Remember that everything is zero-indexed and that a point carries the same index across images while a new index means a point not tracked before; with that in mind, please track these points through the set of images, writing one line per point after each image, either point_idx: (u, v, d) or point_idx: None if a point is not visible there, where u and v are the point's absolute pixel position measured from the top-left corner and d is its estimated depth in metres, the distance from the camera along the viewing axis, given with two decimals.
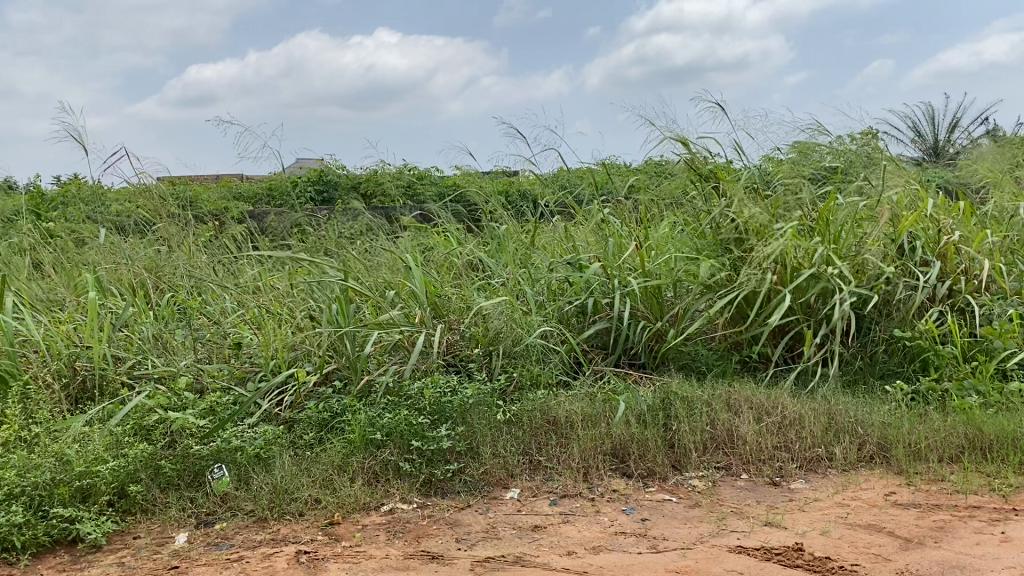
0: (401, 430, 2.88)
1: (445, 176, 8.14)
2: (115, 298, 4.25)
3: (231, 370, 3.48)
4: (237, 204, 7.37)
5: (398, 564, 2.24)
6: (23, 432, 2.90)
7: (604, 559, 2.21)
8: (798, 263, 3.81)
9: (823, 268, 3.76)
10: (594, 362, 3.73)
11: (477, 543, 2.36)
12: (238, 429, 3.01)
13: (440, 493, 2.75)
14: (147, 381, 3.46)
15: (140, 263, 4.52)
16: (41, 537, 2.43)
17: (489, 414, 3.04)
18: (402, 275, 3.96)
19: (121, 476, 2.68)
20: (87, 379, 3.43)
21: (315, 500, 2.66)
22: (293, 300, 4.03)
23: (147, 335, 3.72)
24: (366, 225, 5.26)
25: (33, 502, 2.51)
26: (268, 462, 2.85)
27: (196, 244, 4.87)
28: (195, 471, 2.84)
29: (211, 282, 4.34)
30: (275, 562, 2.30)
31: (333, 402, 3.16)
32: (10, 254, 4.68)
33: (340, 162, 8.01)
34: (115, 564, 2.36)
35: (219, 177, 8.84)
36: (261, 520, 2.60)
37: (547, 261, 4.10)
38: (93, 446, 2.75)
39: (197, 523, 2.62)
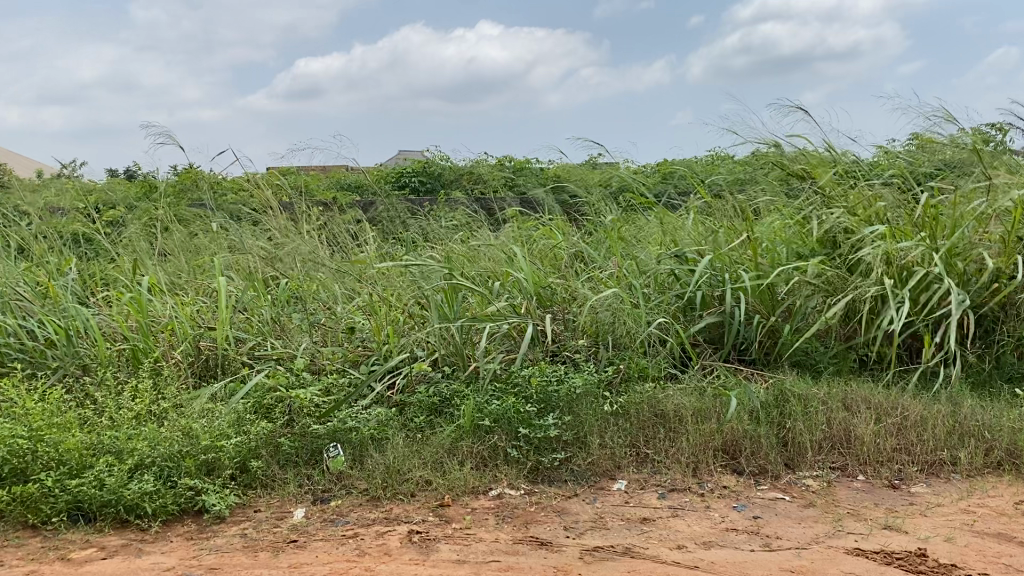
0: (509, 417, 2.91)
1: (545, 167, 8.15)
2: (235, 282, 4.45)
3: (345, 353, 3.61)
4: (345, 195, 7.59)
5: (507, 548, 2.28)
6: (153, 405, 3.08)
7: (715, 555, 2.18)
8: (909, 261, 3.64)
9: (930, 264, 3.62)
10: (702, 356, 3.66)
11: (586, 532, 2.37)
12: (353, 410, 3.11)
13: (548, 481, 2.76)
14: (267, 362, 3.62)
15: (258, 250, 4.72)
16: (170, 506, 2.59)
17: (597, 404, 3.03)
18: (508, 264, 3.99)
19: (244, 451, 2.83)
20: (211, 357, 3.62)
21: (425, 482, 2.72)
22: (400, 285, 4.12)
23: (266, 317, 3.89)
24: (470, 218, 5.36)
25: (163, 472, 2.68)
26: (381, 443, 2.95)
27: (309, 230, 5.06)
28: (313, 449, 2.96)
29: (324, 270, 4.50)
30: (388, 541, 2.37)
31: (442, 387, 3.24)
32: (140, 241, 4.97)
33: (442, 154, 8.16)
34: (238, 535, 2.48)
35: (327, 168, 9.15)
36: (374, 499, 2.68)
37: (653, 252, 4.06)
38: (218, 422, 2.90)
39: (314, 498, 2.72)
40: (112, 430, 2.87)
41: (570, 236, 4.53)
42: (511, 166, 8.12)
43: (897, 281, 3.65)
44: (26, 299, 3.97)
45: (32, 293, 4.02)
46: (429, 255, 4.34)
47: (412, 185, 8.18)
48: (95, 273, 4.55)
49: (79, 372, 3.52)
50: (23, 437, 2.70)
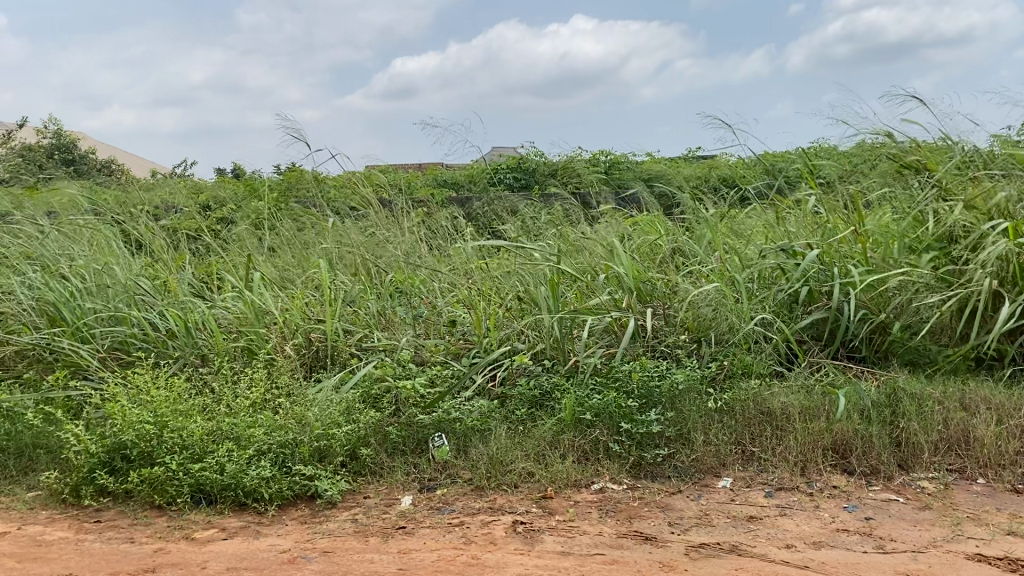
0: (610, 411, 2.91)
1: (641, 162, 8.06)
2: (339, 276, 4.59)
3: (447, 346, 3.68)
4: (441, 191, 7.70)
5: (612, 542, 2.29)
6: (268, 394, 3.23)
7: (826, 556, 2.14)
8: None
9: None
10: (810, 353, 3.58)
11: (691, 528, 2.36)
12: (456, 401, 3.17)
13: (650, 477, 2.76)
14: (374, 354, 3.74)
15: (361, 244, 4.84)
16: (285, 491, 2.71)
17: (700, 401, 2.99)
18: (607, 259, 3.99)
19: (354, 439, 2.94)
20: (321, 348, 3.76)
21: (528, 474, 2.76)
22: (499, 279, 4.17)
23: (372, 311, 4.02)
24: (567, 214, 5.36)
25: (279, 459, 2.81)
26: (484, 434, 3.00)
27: (409, 225, 5.17)
28: (418, 439, 3.04)
29: (424, 265, 4.59)
30: (494, 530, 2.41)
31: (543, 380, 3.27)
32: (250, 239, 5.17)
33: (537, 149, 8.16)
34: (349, 520, 2.58)
35: (423, 165, 9.29)
36: (479, 488, 2.73)
37: (758, 246, 3.97)
38: (329, 410, 3.02)
39: (421, 486, 2.80)
40: (231, 417, 3.02)
41: (669, 229, 4.48)
42: (606, 161, 8.06)
43: (1018, 279, 3.44)
44: (148, 291, 4.21)
45: (154, 286, 4.25)
46: (529, 250, 4.37)
47: (507, 181, 8.22)
48: (210, 268, 4.78)
49: (198, 362, 3.71)
50: (150, 422, 2.87)
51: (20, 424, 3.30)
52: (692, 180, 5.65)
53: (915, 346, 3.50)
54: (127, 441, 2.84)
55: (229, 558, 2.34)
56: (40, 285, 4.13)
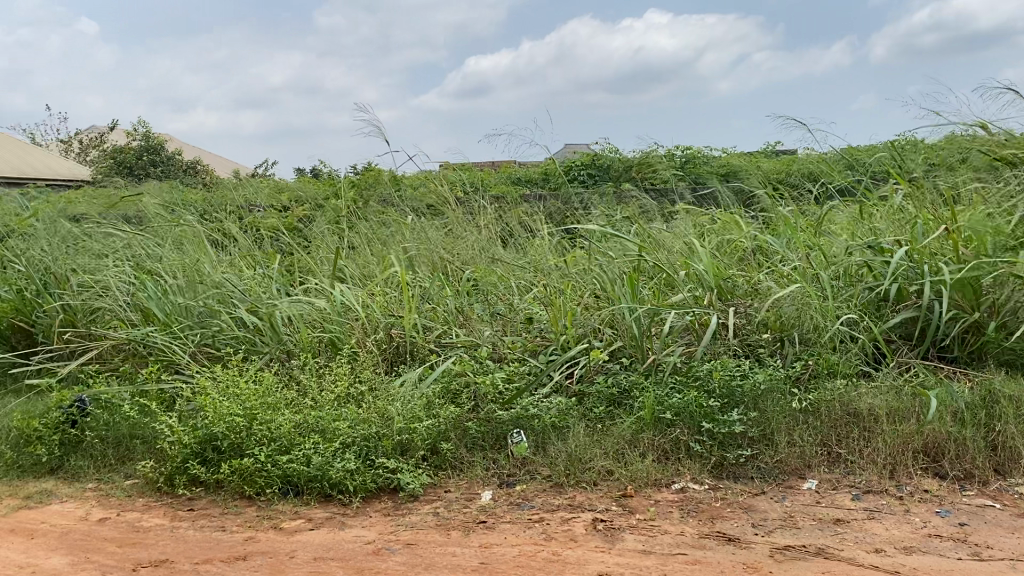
0: (691, 411, 2.88)
1: (717, 156, 7.93)
2: (417, 274, 4.66)
3: (524, 343, 3.70)
4: (515, 189, 7.73)
5: (694, 542, 2.27)
6: (351, 388, 3.31)
7: (918, 561, 2.08)
8: None
9: None
10: (898, 353, 3.48)
11: (776, 530, 2.32)
12: (534, 398, 3.19)
13: (733, 478, 2.73)
14: (453, 350, 3.80)
15: (438, 241, 4.90)
16: (368, 483, 2.78)
17: (784, 400, 2.92)
18: (686, 256, 3.95)
19: (435, 433, 2.98)
20: (401, 344, 3.83)
21: (607, 472, 2.76)
22: (576, 276, 4.16)
23: (450, 308, 4.07)
24: (643, 212, 5.33)
25: (363, 451, 2.88)
26: (563, 431, 3.01)
27: (484, 222, 5.21)
28: (497, 434, 3.07)
29: (500, 262, 4.62)
30: (574, 527, 2.42)
31: (622, 378, 3.26)
32: (331, 237, 5.29)
33: (611, 146, 8.11)
34: (431, 513, 2.62)
35: (496, 163, 9.32)
36: (558, 485, 2.74)
37: (842, 243, 3.87)
38: (410, 405, 3.06)
39: (501, 482, 2.83)
40: (316, 410, 3.10)
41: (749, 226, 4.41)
42: (681, 156, 7.96)
43: None
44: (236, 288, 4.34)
45: (240, 282, 4.38)
46: (606, 247, 4.36)
47: (580, 178, 8.19)
48: (293, 266, 4.90)
49: (284, 357, 3.82)
50: (240, 415, 2.97)
51: (117, 415, 3.45)
52: (771, 176, 5.54)
53: (1012, 347, 3.34)
54: (218, 433, 2.94)
55: (316, 548, 2.41)
56: (135, 282, 4.31)
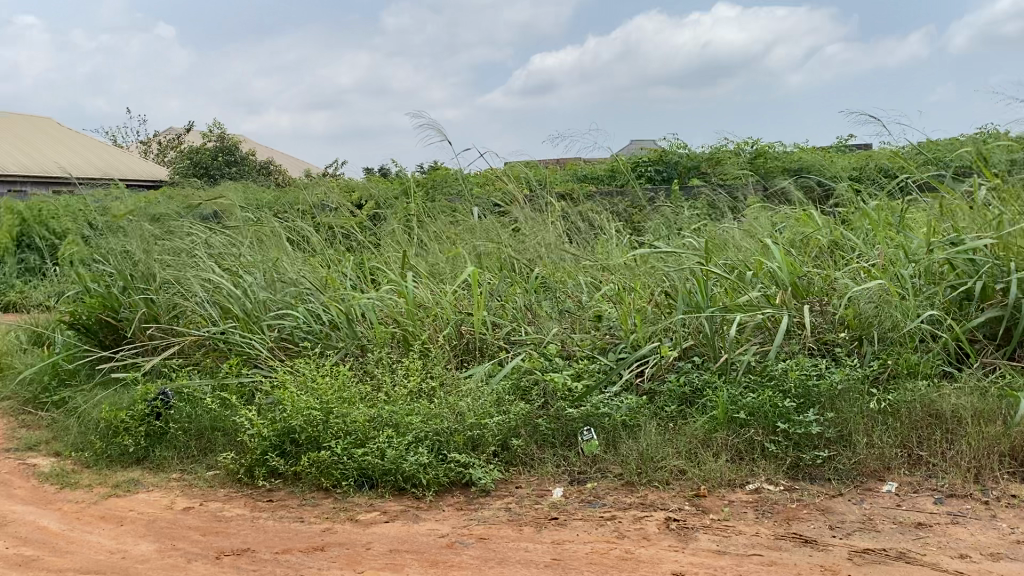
0: (765, 410, 2.84)
1: (788, 151, 7.77)
2: (485, 271, 4.69)
3: (594, 340, 3.70)
4: (581, 186, 7.71)
5: (769, 544, 2.24)
6: (423, 384, 3.36)
7: (1005, 568, 2.03)
8: None
9: None
10: (983, 354, 3.36)
11: (854, 532, 2.28)
12: (604, 396, 3.19)
13: (809, 479, 2.69)
14: (522, 347, 3.82)
15: (506, 237, 4.92)
16: (441, 477, 2.82)
17: (862, 401, 2.86)
18: (759, 253, 3.88)
19: (505, 430, 3.01)
20: (471, 341, 3.87)
21: (679, 471, 2.74)
22: (645, 273, 4.14)
23: (519, 305, 4.09)
24: (712, 210, 5.27)
25: (435, 446, 2.93)
26: (634, 430, 3.00)
27: (552, 220, 5.21)
28: (567, 432, 3.08)
29: (568, 259, 4.62)
30: (646, 526, 2.42)
31: (694, 376, 3.23)
32: (400, 235, 5.36)
33: (680, 142, 8.01)
34: (503, 509, 2.64)
35: (562, 161, 9.30)
36: (630, 484, 2.74)
37: (923, 240, 3.76)
38: (481, 401, 3.10)
39: (571, 479, 2.84)
40: (390, 405, 3.17)
41: (823, 222, 4.32)
42: (750, 151, 7.83)
43: None
44: (312, 285, 4.43)
45: (316, 280, 4.48)
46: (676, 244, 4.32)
47: (648, 174, 8.12)
48: (364, 263, 4.99)
49: (358, 352, 3.90)
50: (317, 409, 3.04)
51: (199, 408, 3.56)
52: (847, 172, 5.41)
53: None
54: (296, 425, 3.01)
55: (391, 540, 2.45)
56: (215, 280, 4.45)
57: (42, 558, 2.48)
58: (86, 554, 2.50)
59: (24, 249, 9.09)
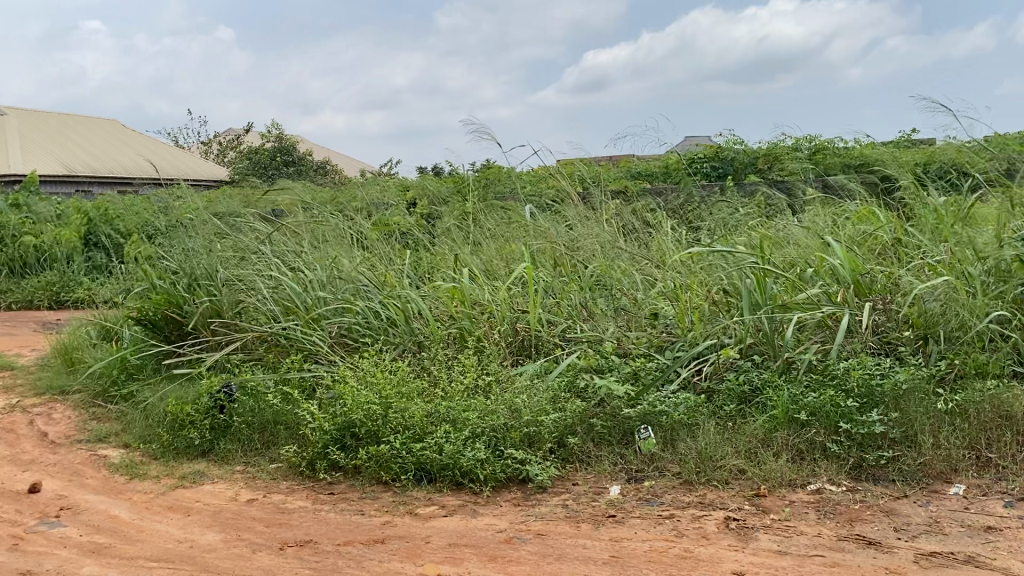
0: (827, 410, 2.80)
1: (848, 147, 7.61)
2: (540, 268, 4.70)
3: (650, 338, 3.68)
4: (636, 183, 7.66)
5: (832, 545, 2.21)
6: (480, 381, 3.38)
7: None
8: None
9: None
10: None
11: (920, 535, 2.24)
12: (661, 395, 3.17)
13: (872, 480, 2.65)
14: (577, 345, 3.82)
15: (561, 234, 4.92)
16: (498, 473, 2.84)
17: (928, 401, 2.80)
18: (819, 250, 3.82)
19: (562, 427, 3.02)
20: (526, 338, 3.89)
21: (738, 470, 2.72)
22: (702, 271, 4.11)
23: (575, 302, 4.08)
24: (770, 206, 5.19)
25: (492, 442, 2.95)
26: (692, 428, 2.98)
27: (607, 217, 5.20)
28: (624, 430, 3.07)
29: (624, 256, 4.60)
30: (705, 525, 2.40)
31: (753, 375, 3.19)
32: (456, 232, 5.40)
33: (736, 138, 7.91)
34: (561, 505, 2.65)
35: (616, 158, 9.25)
36: (688, 483, 2.73)
37: (992, 236, 3.66)
38: (537, 399, 3.11)
39: (629, 477, 2.84)
40: (446, 400, 3.20)
41: (886, 218, 4.23)
42: (809, 147, 7.69)
43: None
44: (370, 283, 4.49)
45: (374, 278, 4.54)
46: (734, 241, 4.28)
47: (703, 171, 8.03)
48: (420, 260, 5.05)
49: (415, 348, 3.95)
50: (376, 403, 3.08)
51: (262, 402, 3.65)
52: (910, 166, 5.29)
53: None
54: (356, 420, 3.06)
55: (450, 534, 2.48)
56: (276, 277, 4.55)
57: (114, 546, 2.57)
58: (156, 543, 2.58)
59: (91, 247, 9.36)
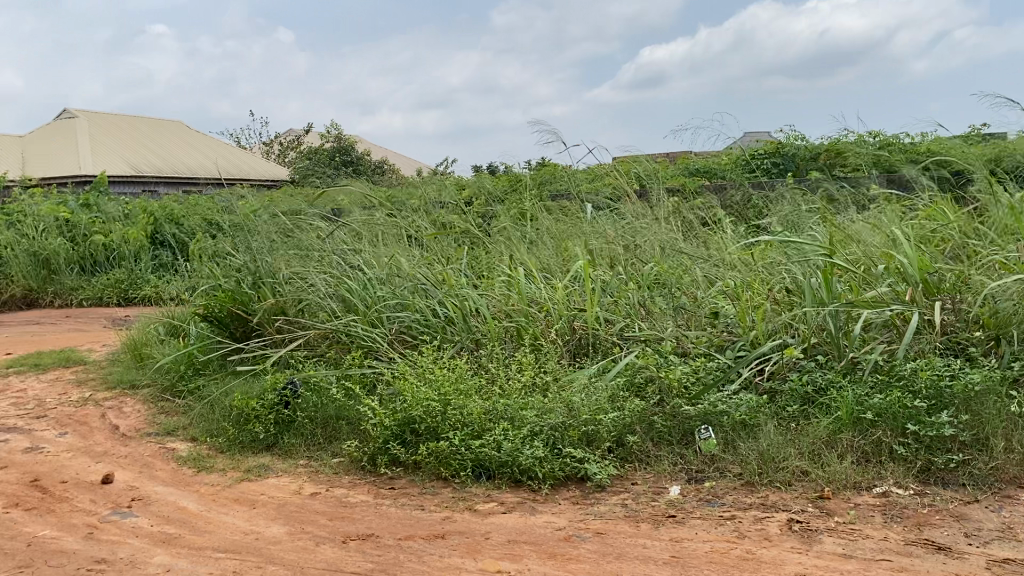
0: (894, 411, 2.75)
1: (915, 143, 7.42)
2: (597, 266, 4.69)
3: (710, 338, 3.65)
4: (694, 180, 7.58)
5: (900, 549, 2.17)
6: (538, 378, 3.39)
7: None
8: None
9: None
10: None
11: (992, 541, 2.18)
12: (722, 395, 3.14)
13: (941, 484, 2.58)
14: (636, 343, 3.81)
15: (619, 232, 4.90)
16: (556, 471, 2.85)
17: (1001, 404, 2.72)
18: (885, 247, 3.74)
19: (620, 426, 3.01)
20: (584, 337, 3.89)
21: (802, 472, 2.68)
22: (763, 269, 4.05)
23: (634, 301, 4.06)
24: (833, 203, 5.10)
25: (550, 440, 2.95)
26: (754, 429, 2.95)
27: (665, 215, 5.16)
28: (684, 430, 3.05)
29: (683, 254, 4.57)
30: (768, 527, 2.38)
31: (816, 376, 3.14)
32: (513, 231, 5.42)
33: (797, 133, 7.77)
34: (620, 505, 2.65)
35: (673, 155, 9.17)
36: (750, 484, 2.70)
37: None
38: (595, 397, 3.11)
39: (688, 477, 2.82)
40: (505, 398, 3.22)
41: (955, 215, 4.12)
42: (874, 143, 7.52)
43: None
44: (428, 281, 4.54)
45: (432, 276, 4.58)
46: (796, 240, 4.21)
47: (763, 168, 7.91)
48: (478, 258, 5.08)
49: (473, 346, 3.99)
50: (435, 400, 3.12)
51: (325, 398, 3.73)
52: (980, 161, 5.14)
53: None
54: (416, 416, 3.10)
55: (509, 531, 2.50)
56: (337, 275, 4.63)
57: (183, 537, 2.64)
58: (223, 534, 2.65)
59: (158, 246, 9.60)
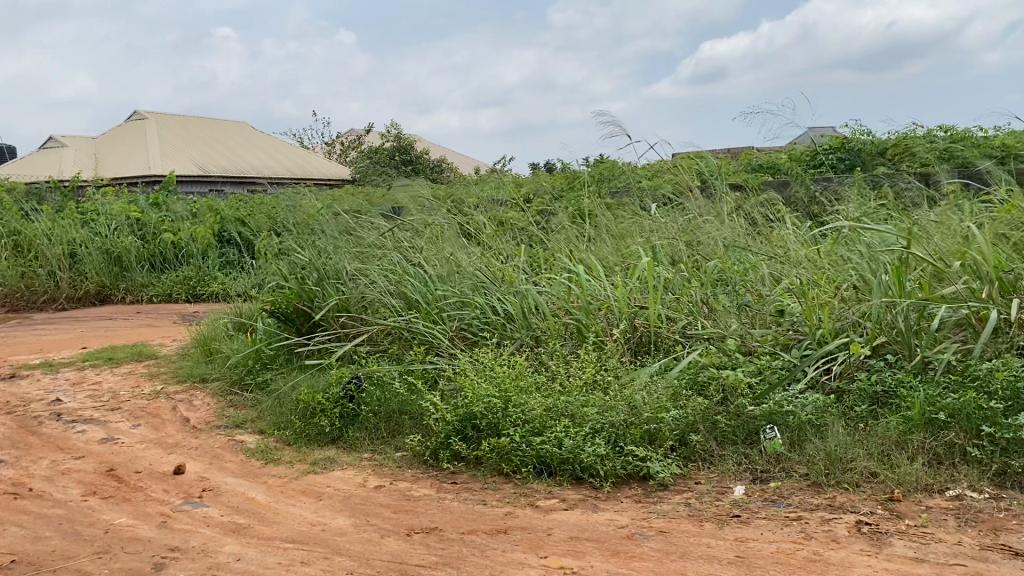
0: (968, 412, 2.68)
1: (989, 137, 7.19)
2: (659, 263, 4.67)
3: (775, 336, 3.60)
4: (756, 176, 7.46)
5: (974, 554, 2.11)
6: (600, 376, 3.38)
7: None
8: None
9: None
10: None
11: None
12: (788, 394, 3.10)
13: (1018, 488, 2.50)
14: (698, 342, 3.78)
15: (681, 228, 4.86)
16: (618, 469, 2.85)
17: None
18: (959, 243, 3.64)
19: (683, 425, 2.99)
20: (645, 334, 3.87)
21: (870, 473, 2.63)
22: (829, 266, 3.98)
23: (696, 298, 4.02)
24: (902, 199, 4.97)
25: (612, 438, 2.95)
26: (821, 429, 2.91)
27: (728, 211, 5.10)
28: (748, 429, 3.02)
29: (746, 251, 4.52)
30: (836, 528, 2.34)
31: (886, 376, 3.08)
32: (574, 228, 5.42)
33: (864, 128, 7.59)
34: (683, 503, 2.63)
35: (735, 151, 9.05)
36: (816, 485, 2.65)
37: None
38: (657, 395, 3.10)
39: (753, 477, 2.78)
40: (566, 395, 3.23)
41: None
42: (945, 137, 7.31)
43: None
44: (489, 278, 4.57)
45: (493, 273, 4.61)
46: (864, 237, 4.13)
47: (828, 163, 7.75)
48: (538, 255, 5.10)
49: (533, 343, 4.02)
50: (497, 397, 3.14)
51: (388, 392, 3.78)
52: None
53: None
54: (477, 412, 3.13)
55: (571, 527, 2.51)
56: (400, 273, 4.69)
57: (253, 527, 2.71)
58: (291, 525, 2.71)
59: (225, 244, 9.83)
